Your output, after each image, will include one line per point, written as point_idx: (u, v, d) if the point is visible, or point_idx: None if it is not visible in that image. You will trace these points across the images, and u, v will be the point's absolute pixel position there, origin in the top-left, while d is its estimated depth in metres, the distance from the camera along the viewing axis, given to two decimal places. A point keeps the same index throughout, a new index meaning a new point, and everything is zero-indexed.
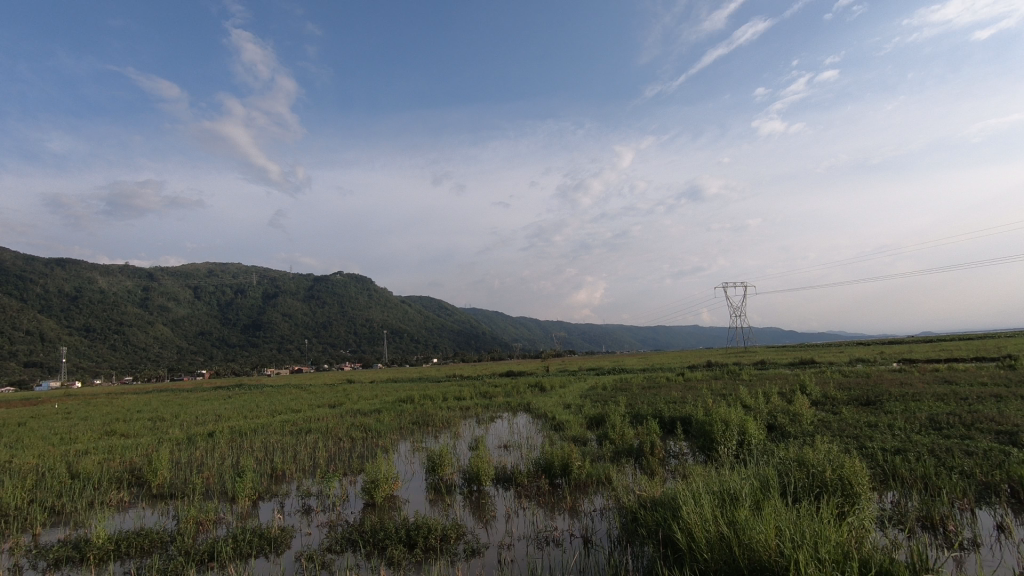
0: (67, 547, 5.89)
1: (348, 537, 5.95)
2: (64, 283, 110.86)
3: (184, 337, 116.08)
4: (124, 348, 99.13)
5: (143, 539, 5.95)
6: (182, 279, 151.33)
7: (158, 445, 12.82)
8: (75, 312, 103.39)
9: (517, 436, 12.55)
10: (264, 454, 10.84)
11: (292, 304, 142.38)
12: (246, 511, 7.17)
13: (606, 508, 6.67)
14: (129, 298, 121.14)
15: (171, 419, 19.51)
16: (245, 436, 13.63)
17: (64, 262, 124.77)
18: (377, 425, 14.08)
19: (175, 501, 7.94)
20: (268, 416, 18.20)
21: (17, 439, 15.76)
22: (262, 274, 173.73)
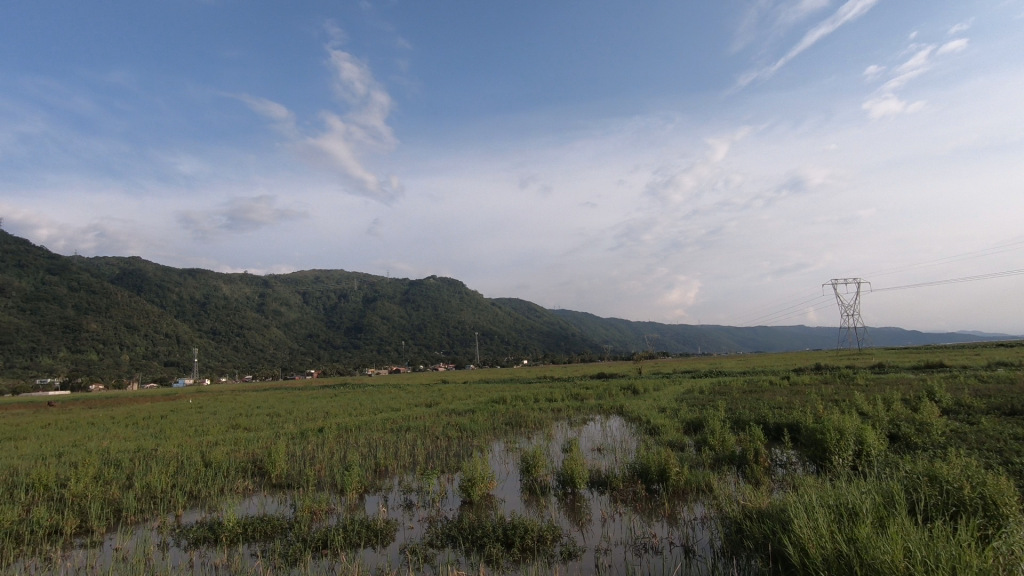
0: (203, 528, 6.58)
1: (448, 533, 6.15)
2: (194, 291, 124.08)
3: (295, 339, 125.73)
4: (245, 349, 109.11)
5: (266, 526, 6.50)
6: (293, 286, 164.16)
7: (276, 438, 14.00)
8: (204, 316, 115.31)
9: (611, 439, 12.38)
10: (367, 450, 11.47)
11: (390, 307, 149.49)
12: (354, 503, 7.62)
13: (707, 517, 6.40)
14: (248, 304, 133.29)
15: (287, 414, 21.30)
16: (351, 431, 14.53)
17: (195, 272, 139.82)
18: (472, 425, 14.46)
19: (292, 490, 8.61)
20: (370, 414, 19.33)
21: (160, 430, 17.85)
22: (362, 279, 184.49)
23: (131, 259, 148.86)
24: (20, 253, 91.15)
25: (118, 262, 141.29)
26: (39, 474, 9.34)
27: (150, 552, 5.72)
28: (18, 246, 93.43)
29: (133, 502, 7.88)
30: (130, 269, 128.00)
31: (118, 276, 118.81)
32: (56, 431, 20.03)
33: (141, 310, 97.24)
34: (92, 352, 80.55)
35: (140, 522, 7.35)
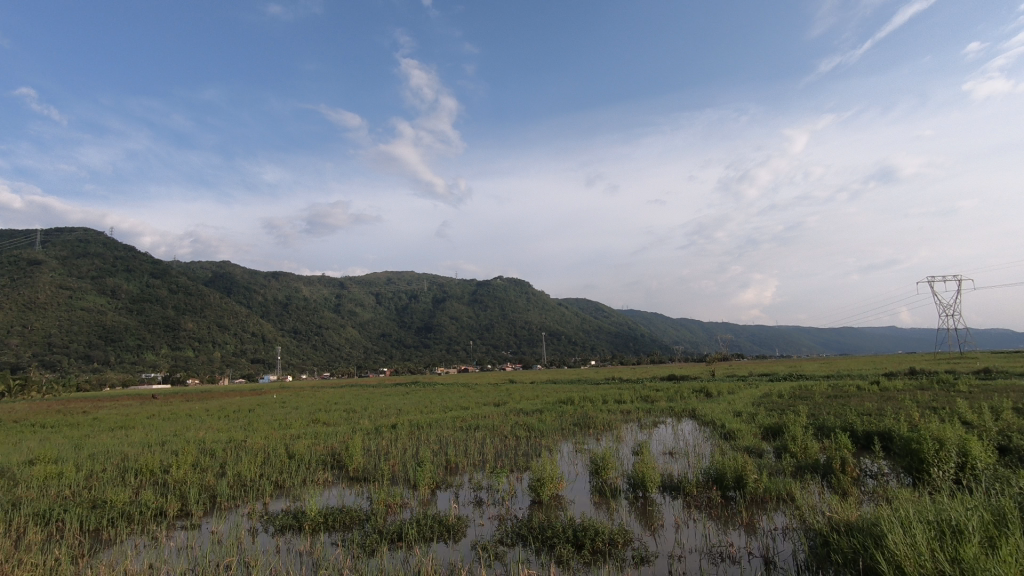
0: (288, 516, 6.98)
1: (518, 531, 6.19)
2: (278, 293, 131.79)
3: (369, 338, 130.72)
4: (323, 348, 114.67)
5: (345, 517, 6.80)
6: (367, 287, 170.89)
7: (353, 433, 14.64)
8: (286, 316, 122.24)
9: (683, 444, 12.02)
10: (438, 447, 11.74)
11: (458, 308, 152.15)
12: (426, 498, 7.84)
13: (789, 528, 6.07)
14: (326, 305, 140.04)
15: (362, 411, 22.18)
16: (422, 428, 14.94)
17: (278, 275, 148.52)
18: (540, 425, 14.47)
19: (368, 483, 8.96)
20: (440, 412, 19.80)
21: (248, 423, 19.10)
22: (432, 280, 189.24)
23: (222, 264, 160.15)
24: (128, 258, 100.26)
25: (210, 266, 152.37)
26: (146, 460, 10.25)
27: (241, 535, 6.13)
28: (126, 252, 102.83)
29: (226, 489, 8.47)
30: (221, 273, 137.67)
31: (210, 279, 128.06)
32: (160, 421, 21.89)
33: (231, 311, 104.40)
34: (188, 349, 87.36)
35: (232, 508, 7.89)
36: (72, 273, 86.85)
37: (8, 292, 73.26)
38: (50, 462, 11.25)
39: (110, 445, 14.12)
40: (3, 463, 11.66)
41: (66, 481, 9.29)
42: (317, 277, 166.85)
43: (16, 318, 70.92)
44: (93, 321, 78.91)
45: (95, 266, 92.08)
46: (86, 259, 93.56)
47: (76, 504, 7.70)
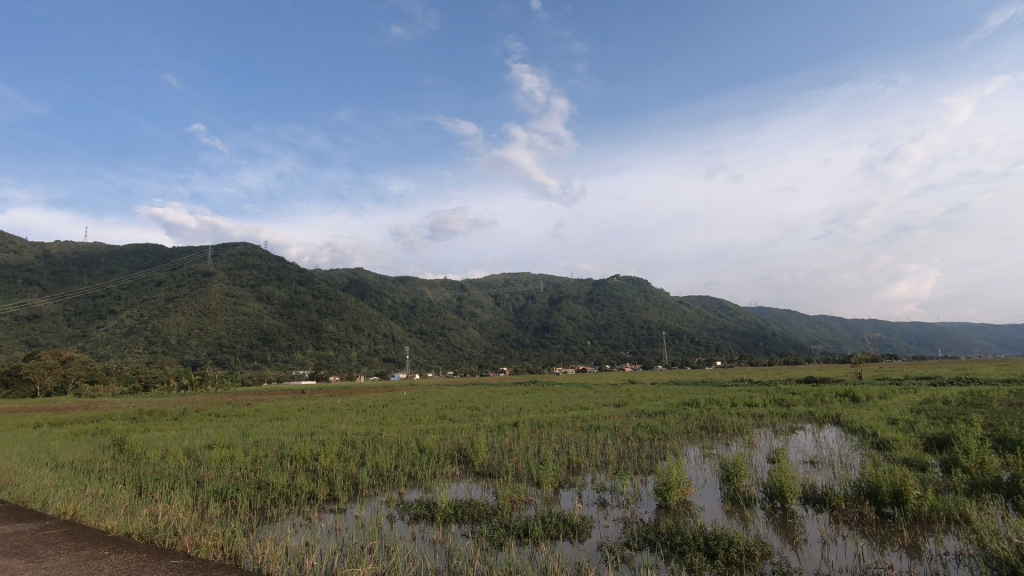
0: (421, 506, 7.42)
1: (645, 536, 6.05)
2: (405, 297, 140.65)
3: (489, 338, 134.92)
4: (447, 347, 120.35)
5: (473, 511, 7.08)
6: (486, 290, 176.91)
7: (477, 429, 15.20)
8: (413, 318, 130.01)
9: (826, 452, 10.97)
10: (560, 447, 11.79)
11: (575, 308, 151.53)
12: (550, 496, 7.92)
13: (962, 554, 5.30)
14: (448, 307, 147.02)
15: (484, 409, 22.96)
16: (543, 428, 15.09)
17: (405, 280, 158.71)
18: (664, 427, 13.95)
19: (493, 479, 9.25)
20: (560, 412, 19.91)
21: (383, 418, 20.61)
22: (548, 281, 190.85)
23: (356, 271, 174.32)
24: (279, 268, 112.68)
25: (346, 274, 166.45)
26: (299, 449, 11.43)
27: (381, 522, 6.61)
28: (277, 263, 115.75)
29: (366, 478, 9.18)
30: (355, 279, 149.81)
31: (347, 285, 139.91)
32: (309, 414, 24.30)
33: (364, 313, 113.12)
34: (330, 349, 96.17)
35: (372, 495, 8.53)
36: (236, 283, 99.63)
37: (188, 301, 86.64)
38: (224, 447, 12.96)
39: (270, 434, 15.92)
40: (190, 447, 13.65)
41: (237, 464, 10.64)
42: (440, 280, 175.38)
43: (195, 322, 83.07)
44: (253, 324, 89.81)
45: (253, 276, 104.78)
46: (247, 270, 106.79)
47: (246, 484, 8.80)
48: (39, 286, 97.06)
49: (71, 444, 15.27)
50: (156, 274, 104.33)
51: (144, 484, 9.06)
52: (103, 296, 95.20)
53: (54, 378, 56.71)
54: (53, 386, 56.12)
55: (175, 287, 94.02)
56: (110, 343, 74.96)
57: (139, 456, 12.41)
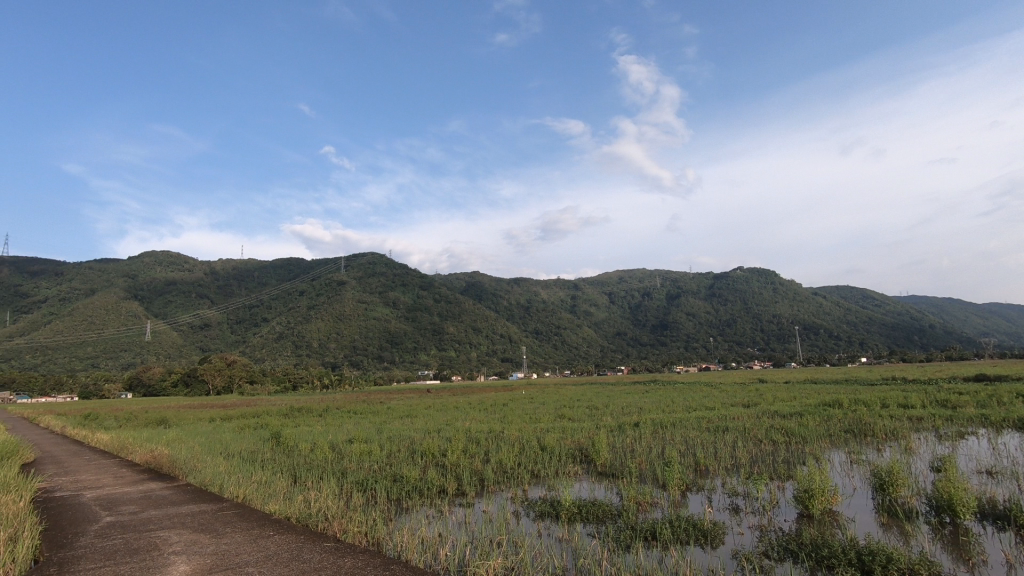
0: (546, 504, 7.52)
1: (785, 546, 5.62)
2: (520, 298, 143.45)
3: (605, 337, 133.37)
4: (562, 347, 120.79)
5: (598, 510, 7.04)
6: (600, 288, 175.29)
7: (597, 429, 15.06)
8: (528, 318, 132.16)
9: (1007, 462, 9.43)
10: (686, 448, 11.35)
11: (695, 303, 144.59)
12: (677, 499, 7.66)
13: None
14: (563, 307, 147.70)
15: (604, 408, 22.74)
16: (666, 428, 14.60)
17: (519, 282, 161.88)
18: (802, 429, 12.86)
19: (617, 479, 9.14)
20: (684, 412, 19.13)
21: (505, 416, 21.24)
22: (664, 276, 184.51)
23: (473, 275, 180.90)
24: (403, 275, 120.04)
25: (464, 277, 173.37)
26: (428, 444, 12.11)
27: (508, 517, 6.78)
28: (401, 270, 123.49)
29: (491, 474, 9.49)
30: (473, 282, 155.44)
31: (465, 289, 145.66)
32: (435, 411, 25.66)
33: (482, 315, 116.72)
34: (451, 350, 100.50)
35: (498, 491, 8.81)
36: (366, 290, 107.96)
37: (326, 309, 96.42)
38: (362, 441, 14.11)
39: (402, 430, 17.08)
40: (334, 440, 15.01)
41: (375, 458, 11.51)
42: (553, 281, 176.74)
43: (332, 327, 91.46)
44: (382, 328, 96.45)
45: (381, 283, 112.77)
46: (375, 277, 115.21)
47: (384, 477, 9.51)
48: (208, 299, 112.37)
49: (239, 436, 17.49)
50: (299, 284, 116.08)
51: (299, 473, 10.11)
52: (258, 306, 107.86)
53: (223, 379, 65.34)
54: (222, 385, 64.69)
55: (315, 297, 104.16)
56: (265, 346, 86.20)
57: (293, 448, 13.90)
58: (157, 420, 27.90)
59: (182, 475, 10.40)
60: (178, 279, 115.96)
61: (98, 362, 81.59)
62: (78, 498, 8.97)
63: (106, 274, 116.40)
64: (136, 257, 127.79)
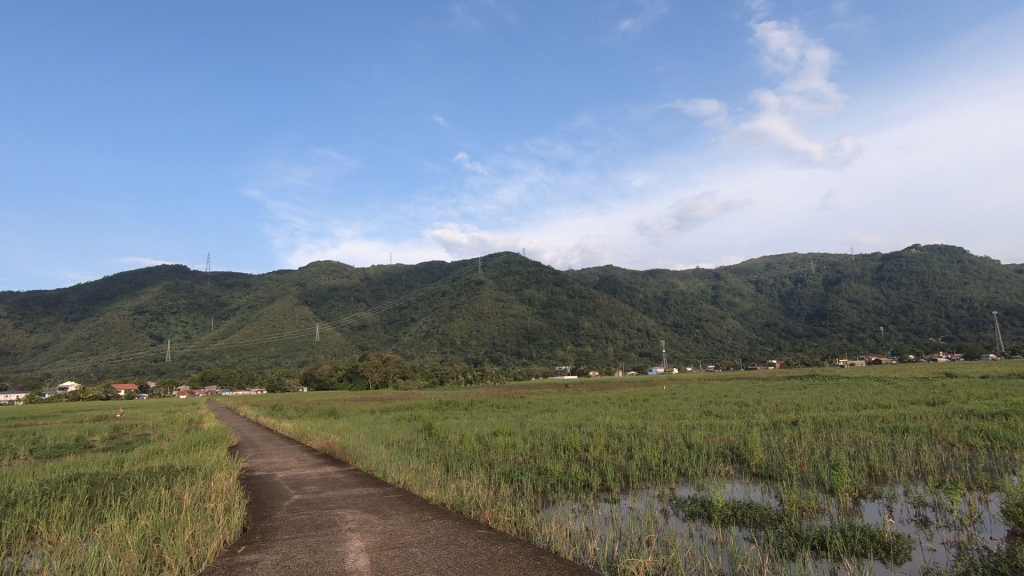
0: (695, 505, 7.21)
1: (994, 568, 4.79)
2: (656, 291, 139.23)
3: (753, 329, 124.36)
4: (705, 340, 114.45)
5: (755, 513, 6.62)
6: (744, 276, 164.03)
7: (749, 427, 14.06)
8: (666, 311, 127.57)
9: None
10: (855, 450, 10.19)
11: (859, 288, 128.47)
12: (848, 505, 6.90)
13: None
14: (703, 299, 140.93)
15: (754, 404, 21.20)
16: (830, 427, 13.19)
17: (655, 275, 157.27)
18: (1009, 433, 10.84)
19: (775, 481, 8.50)
20: (851, 410, 17.13)
21: (646, 412, 20.71)
22: (820, 259, 167.07)
23: (606, 269, 178.79)
24: (537, 272, 122.17)
25: (597, 272, 171.99)
26: (570, 439, 12.19)
27: (656, 515, 6.59)
28: (535, 267, 125.87)
29: (636, 471, 9.31)
30: (606, 277, 153.79)
31: (598, 284, 144.64)
32: (574, 406, 25.78)
33: (618, 309, 114.27)
34: (588, 345, 99.79)
35: (643, 488, 8.60)
36: (502, 289, 111.95)
37: (467, 307, 102.49)
38: (506, 434, 14.63)
39: (544, 424, 17.41)
40: (480, 433, 15.76)
41: (519, 451, 11.86)
42: (691, 272, 169.05)
43: (473, 325, 96.50)
44: (519, 325, 98.88)
45: (516, 281, 116.06)
46: (511, 276, 118.97)
47: (529, 469, 9.78)
48: (364, 302, 124.05)
49: (395, 427, 19.10)
50: (441, 285, 123.56)
51: (450, 463, 10.76)
52: (406, 306, 116.73)
53: (379, 375, 71.77)
54: (379, 380, 71.02)
55: (456, 297, 110.43)
56: (415, 344, 93.79)
57: (446, 438, 14.87)
58: (328, 411, 31.45)
59: (353, 460, 11.66)
60: (339, 285, 129.61)
61: (279, 359, 94.06)
62: (273, 477, 10.46)
63: (283, 283, 133.70)
64: (305, 267, 145.21)
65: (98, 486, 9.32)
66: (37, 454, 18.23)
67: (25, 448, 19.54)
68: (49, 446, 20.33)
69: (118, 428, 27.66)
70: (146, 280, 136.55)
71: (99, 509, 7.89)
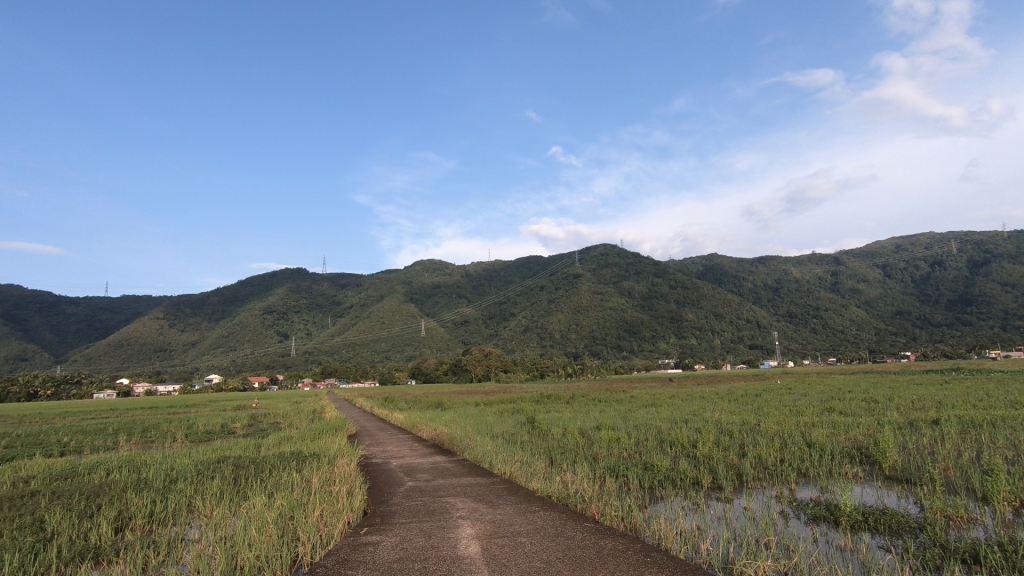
0: (819, 508, 6.70)
1: None
2: (767, 279, 130.98)
3: (881, 318, 112.78)
4: (824, 331, 105.34)
5: (891, 520, 6.02)
6: (869, 260, 149.37)
7: (879, 426, 12.79)
8: (779, 301, 119.31)
9: None
10: (1014, 454, 8.91)
11: (1014, 267, 111.56)
12: (1008, 518, 6.05)
13: None
14: (821, 286, 130.65)
15: (886, 401, 19.21)
16: (981, 428, 11.64)
17: (765, 262, 148.10)
18: None
19: (914, 486, 7.66)
20: (1008, 408, 14.96)
21: (759, 408, 19.49)
22: (964, 238, 147.71)
23: (710, 258, 170.50)
24: (636, 263, 119.20)
25: (700, 262, 164.59)
26: (677, 435, 11.79)
27: (775, 516, 6.21)
28: (634, 258, 122.94)
29: (751, 470, 8.83)
30: (711, 267, 146.99)
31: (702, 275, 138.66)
32: (681, 401, 24.86)
33: (725, 299, 108.16)
34: (693, 338, 95.43)
35: (759, 488, 8.16)
36: (600, 282, 110.66)
37: (566, 301, 102.66)
38: (610, 429, 14.46)
39: (648, 418, 17.00)
40: (583, 427, 15.68)
41: (623, 446, 11.65)
42: (806, 258, 156.96)
43: (572, 319, 96.57)
44: (619, 318, 97.02)
45: (614, 274, 114.15)
46: (609, 268, 117.32)
47: (634, 464, 9.60)
48: (466, 298, 128.01)
49: (498, 419, 19.57)
50: (539, 280, 124.34)
51: (554, 456, 10.81)
52: (505, 301, 118.84)
53: (482, 368, 73.77)
54: (481, 373, 72.98)
55: (555, 291, 110.86)
56: (515, 338, 95.66)
57: (548, 432, 14.96)
58: (435, 403, 32.92)
59: (460, 451, 12.10)
60: (441, 282, 134.74)
61: (389, 354, 99.61)
62: (388, 464, 11.16)
63: (391, 282, 141.63)
64: (410, 265, 152.65)
65: (240, 468, 10.45)
66: (191, 438, 20.80)
67: (182, 432, 22.38)
68: (200, 431, 23.14)
69: (254, 417, 30.82)
70: (273, 282, 150.64)
71: (243, 488, 8.85)
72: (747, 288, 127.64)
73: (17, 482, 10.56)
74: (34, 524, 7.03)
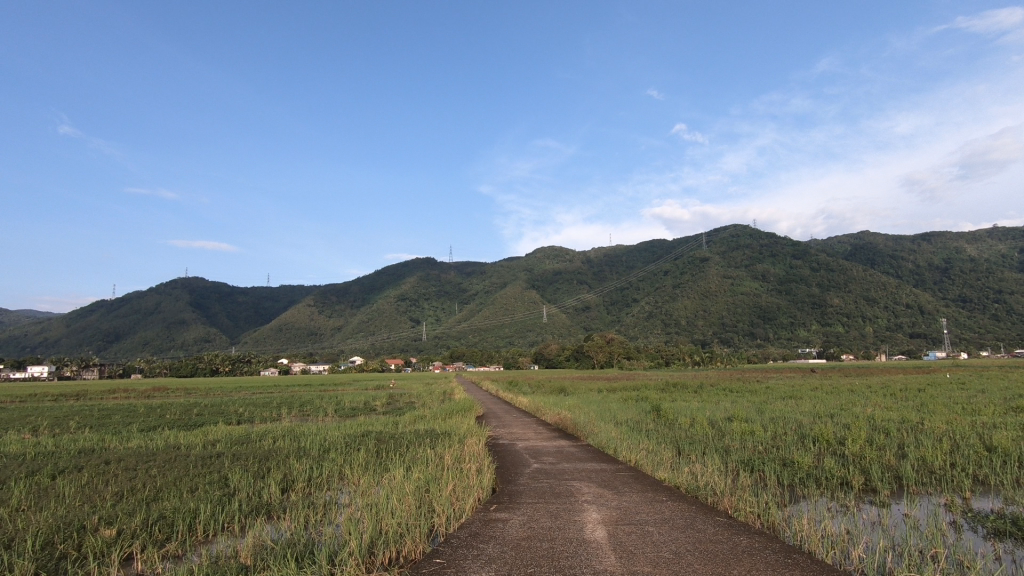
0: (1003, 522, 5.78)
1: None
2: (933, 258, 114.82)
3: None
4: (1009, 318, 89.74)
5: None
6: None
7: None
8: (948, 284, 103.82)
9: None
10: None
11: None
12: None
13: None
14: (1004, 264, 111.96)
15: None
16: None
17: (931, 240, 130.58)
18: None
19: None
20: None
21: (921, 404, 17.21)
22: None
23: (861, 236, 152.75)
24: (772, 244, 110.64)
25: (848, 241, 148.19)
26: (820, 430, 10.83)
27: (943, 527, 5.48)
28: (769, 238, 114.07)
29: (913, 473, 7.87)
30: (861, 246, 132.20)
31: (850, 257, 125.60)
32: (825, 394, 22.85)
33: (880, 282, 94.80)
34: (839, 325, 85.89)
35: (924, 494, 7.24)
36: (730, 265, 104.41)
37: (693, 287, 98.49)
38: (742, 420, 13.58)
39: (787, 411, 15.82)
40: (713, 417, 14.94)
41: (758, 439, 10.92)
42: (985, 234, 135.27)
43: (699, 305, 92.46)
44: (752, 303, 90.76)
45: (746, 256, 107.05)
46: (740, 250, 110.29)
47: (771, 459, 8.97)
48: (587, 283, 127.28)
49: (622, 406, 19.37)
50: (663, 264, 120.03)
51: (682, 446, 10.43)
52: (627, 287, 116.41)
53: (604, 355, 73.35)
54: (604, 360, 72.60)
55: (680, 276, 106.83)
56: (639, 326, 94.03)
57: (674, 421, 14.51)
58: (558, 388, 33.37)
59: (584, 436, 12.15)
60: (563, 268, 135.44)
61: (513, 339, 102.29)
62: (514, 445, 11.55)
63: (514, 269, 145.15)
64: (532, 254, 155.55)
65: (381, 443, 11.39)
66: (339, 413, 23.13)
67: (332, 407, 24.98)
68: (347, 407, 25.70)
69: (392, 396, 33.44)
70: (406, 271, 161.42)
71: (384, 460, 9.68)
72: (906, 269, 112.87)
73: (207, 443, 12.49)
74: (219, 480, 8.28)
